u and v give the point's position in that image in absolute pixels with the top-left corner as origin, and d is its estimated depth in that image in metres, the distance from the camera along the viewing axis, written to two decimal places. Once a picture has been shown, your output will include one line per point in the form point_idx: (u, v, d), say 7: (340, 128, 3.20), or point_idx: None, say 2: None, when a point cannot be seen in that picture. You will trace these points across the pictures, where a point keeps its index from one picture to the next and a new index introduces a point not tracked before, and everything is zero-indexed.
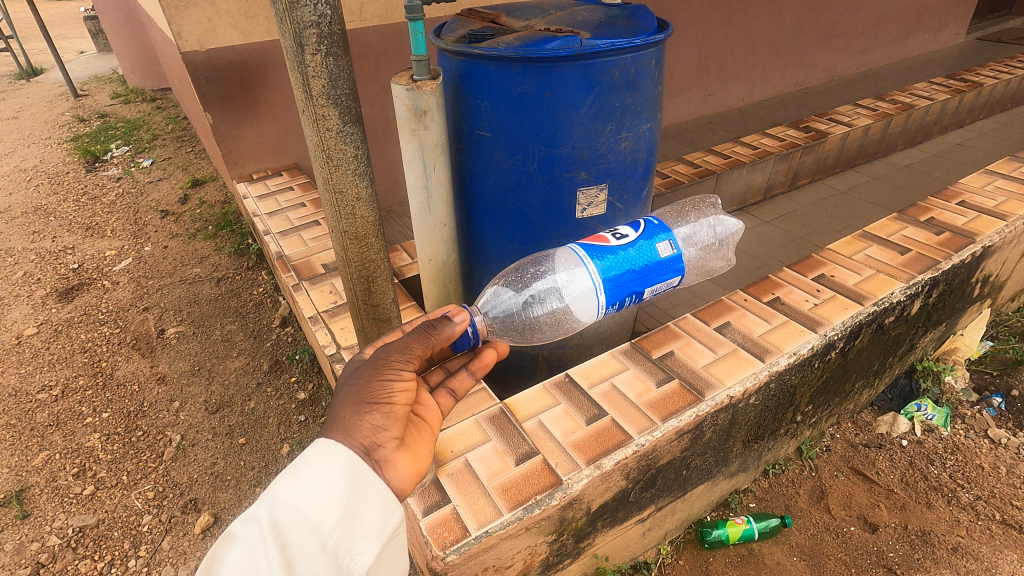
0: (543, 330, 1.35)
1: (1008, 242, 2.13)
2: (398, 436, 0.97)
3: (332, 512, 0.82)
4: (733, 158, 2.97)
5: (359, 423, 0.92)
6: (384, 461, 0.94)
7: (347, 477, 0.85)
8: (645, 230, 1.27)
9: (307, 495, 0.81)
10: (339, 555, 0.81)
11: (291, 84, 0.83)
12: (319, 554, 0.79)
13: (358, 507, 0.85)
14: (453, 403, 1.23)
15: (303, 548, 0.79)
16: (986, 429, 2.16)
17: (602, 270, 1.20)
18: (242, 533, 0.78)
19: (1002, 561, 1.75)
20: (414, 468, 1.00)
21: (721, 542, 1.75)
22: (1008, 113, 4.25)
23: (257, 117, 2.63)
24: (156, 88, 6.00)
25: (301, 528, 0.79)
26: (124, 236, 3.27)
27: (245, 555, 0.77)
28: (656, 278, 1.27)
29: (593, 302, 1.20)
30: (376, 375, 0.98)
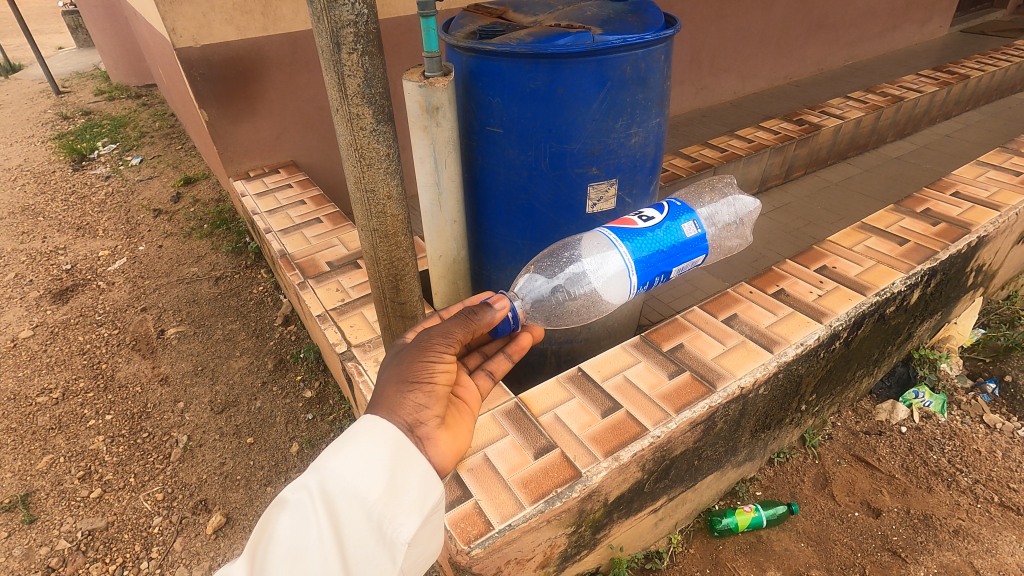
0: (576, 313, 1.35)
1: (1001, 231, 2.18)
2: (440, 415, 0.98)
3: (377, 482, 0.80)
4: (729, 152, 3.00)
5: (403, 400, 0.93)
6: (427, 437, 0.94)
7: (391, 449, 0.84)
8: (670, 211, 1.29)
9: (353, 464, 0.80)
10: (384, 526, 0.79)
11: (325, 83, 0.83)
12: (365, 524, 0.78)
13: (403, 479, 0.83)
14: (492, 384, 1.22)
15: (350, 516, 0.77)
16: (981, 415, 2.22)
17: (634, 252, 1.24)
18: (291, 500, 0.77)
19: (1002, 542, 1.80)
20: (452, 446, 1.00)
21: (730, 530, 1.78)
22: (993, 104, 4.33)
23: (254, 114, 2.60)
24: (141, 85, 5.89)
25: (347, 497, 0.77)
26: (117, 236, 3.23)
27: (294, 521, 0.76)
28: (683, 257, 1.31)
29: (626, 282, 1.24)
30: (419, 357, 0.98)
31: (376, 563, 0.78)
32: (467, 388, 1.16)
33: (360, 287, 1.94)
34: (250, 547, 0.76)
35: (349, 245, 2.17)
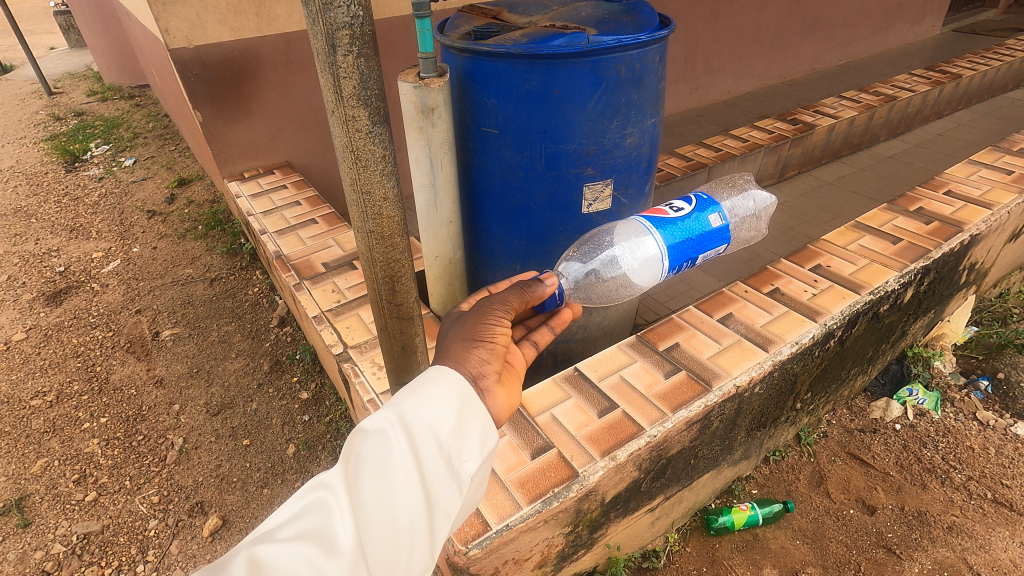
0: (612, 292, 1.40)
1: (993, 230, 2.19)
2: (499, 371, 0.96)
3: (452, 422, 0.80)
4: (724, 151, 3.01)
5: (467, 353, 0.92)
6: (487, 390, 0.92)
7: (462, 395, 0.83)
8: (699, 202, 1.31)
9: (431, 404, 0.80)
10: (454, 465, 0.79)
11: (320, 85, 0.82)
12: (440, 461, 0.78)
13: (472, 423, 0.83)
14: (537, 354, 1.17)
15: (428, 451, 0.77)
16: (974, 412, 2.23)
17: (668, 237, 1.26)
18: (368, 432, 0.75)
19: (995, 538, 1.82)
20: (508, 402, 0.97)
21: (726, 528, 1.79)
22: (985, 103, 4.36)
23: (249, 114, 2.59)
24: (134, 86, 5.86)
25: (425, 434, 0.77)
26: (111, 237, 3.21)
27: (372, 452, 0.74)
28: (711, 246, 1.32)
29: (657, 267, 1.25)
30: (480, 318, 0.99)
31: (445, 499, 0.79)
32: (516, 353, 1.10)
33: (356, 288, 1.94)
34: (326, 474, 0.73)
35: (344, 245, 2.17)
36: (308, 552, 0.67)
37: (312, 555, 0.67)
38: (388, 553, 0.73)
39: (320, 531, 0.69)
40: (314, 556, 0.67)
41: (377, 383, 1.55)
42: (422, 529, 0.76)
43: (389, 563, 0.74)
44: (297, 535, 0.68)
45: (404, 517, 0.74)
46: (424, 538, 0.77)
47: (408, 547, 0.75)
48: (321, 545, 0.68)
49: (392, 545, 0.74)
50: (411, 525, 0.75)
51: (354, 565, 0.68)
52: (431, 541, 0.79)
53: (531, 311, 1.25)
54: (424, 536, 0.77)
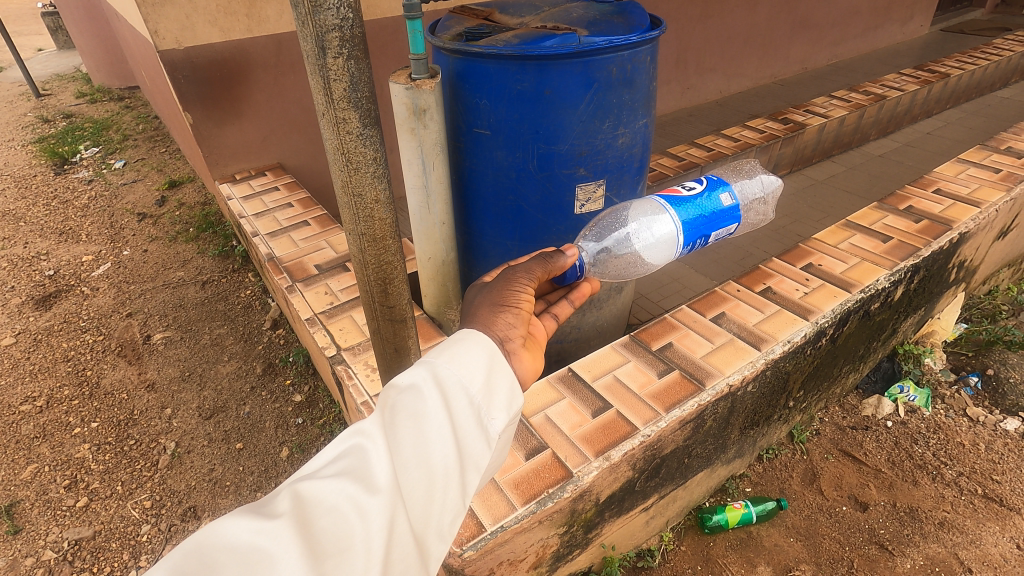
0: (626, 267, 1.41)
1: (982, 227, 2.21)
2: (524, 337, 0.99)
3: (485, 375, 0.80)
4: (716, 151, 3.02)
5: (495, 318, 0.96)
6: (513, 353, 0.94)
7: (493, 353, 0.84)
8: (710, 181, 1.31)
9: (464, 358, 0.81)
10: (486, 417, 0.79)
11: (311, 88, 0.81)
12: (473, 412, 0.78)
13: (503, 380, 0.84)
14: (558, 325, 1.20)
15: (460, 400, 0.77)
16: (964, 408, 2.26)
17: (681, 214, 1.27)
18: (402, 385, 0.75)
19: (985, 534, 1.83)
20: (533, 366, 0.99)
21: (720, 526, 1.80)
22: (973, 102, 4.41)
23: (239, 116, 2.57)
24: (124, 88, 5.82)
25: (458, 384, 0.78)
26: (101, 240, 3.18)
27: (408, 403, 0.74)
28: (723, 224, 1.32)
29: (672, 243, 1.27)
30: (506, 286, 1.03)
31: (478, 451, 0.79)
32: (539, 324, 1.12)
33: (349, 290, 1.93)
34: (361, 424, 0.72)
35: (337, 247, 2.16)
36: (347, 489, 0.65)
37: (353, 492, 0.65)
38: (422, 500, 0.72)
39: (359, 470, 0.68)
40: (354, 493, 0.65)
41: (371, 385, 1.55)
42: (455, 479, 0.76)
43: (423, 512, 0.73)
44: (337, 473, 0.67)
45: (438, 463, 0.74)
46: (457, 490, 0.76)
47: (442, 496, 0.74)
48: (361, 483, 0.66)
49: (427, 492, 0.73)
50: (446, 473, 0.75)
51: (393, 504, 0.67)
52: (464, 495, 0.78)
53: (551, 286, 1.28)
54: (457, 487, 0.76)
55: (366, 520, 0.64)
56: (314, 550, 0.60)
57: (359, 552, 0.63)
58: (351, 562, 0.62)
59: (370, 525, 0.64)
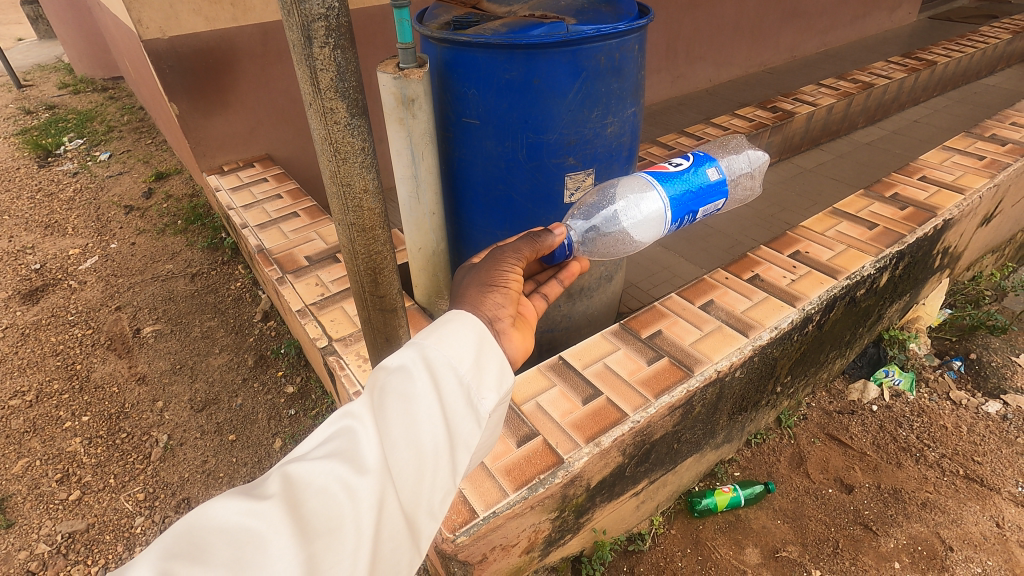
0: (613, 245, 1.42)
1: (966, 214, 2.24)
2: (514, 317, 1.01)
3: (473, 356, 0.81)
4: (705, 139, 3.04)
5: (484, 298, 0.96)
6: (503, 333, 0.96)
7: (482, 334, 0.85)
8: (696, 157, 1.32)
9: (452, 340, 0.81)
10: (475, 397, 0.80)
11: (298, 78, 0.81)
12: (462, 393, 0.79)
13: (492, 360, 0.84)
14: (547, 305, 1.22)
15: (448, 382, 0.78)
16: (947, 392, 2.31)
17: (669, 190, 1.28)
18: (391, 367, 0.76)
19: (966, 513, 1.88)
20: (523, 345, 1.01)
21: (709, 510, 1.83)
22: (960, 90, 4.44)
23: (226, 107, 2.55)
24: (107, 78, 5.73)
25: (447, 365, 0.79)
26: (87, 234, 3.15)
27: (397, 385, 0.75)
28: (710, 200, 1.33)
29: (660, 221, 1.28)
30: (494, 266, 1.04)
31: (467, 430, 0.80)
32: (529, 303, 1.14)
33: (340, 281, 1.93)
34: (350, 406, 0.73)
35: (327, 238, 2.15)
36: (335, 470, 0.66)
37: (342, 473, 0.66)
38: (412, 480, 0.74)
39: (348, 452, 0.69)
40: (344, 474, 0.66)
41: (363, 375, 1.56)
42: (444, 459, 0.77)
43: (413, 491, 0.74)
44: (327, 455, 0.68)
45: (427, 443, 0.75)
46: (446, 469, 0.78)
47: (431, 475, 0.76)
48: (350, 464, 0.67)
49: (416, 472, 0.74)
50: (435, 453, 0.76)
51: (381, 484, 0.68)
52: (453, 473, 0.79)
53: (540, 267, 1.29)
54: (446, 467, 0.78)
55: (355, 500, 0.65)
56: (304, 529, 0.61)
57: (349, 532, 0.64)
58: (340, 541, 0.63)
59: (359, 504, 0.66)
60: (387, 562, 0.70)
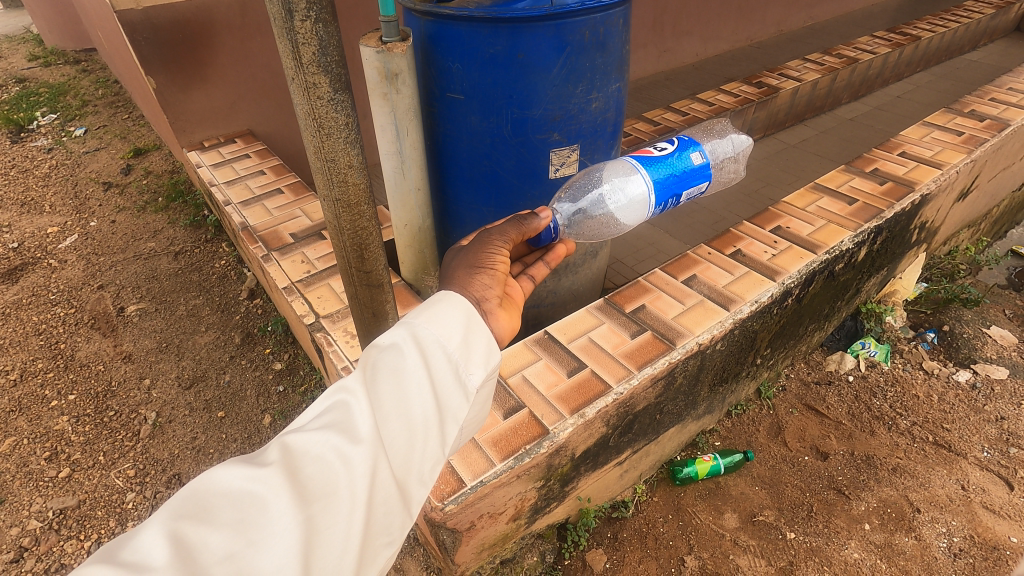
0: (601, 227, 1.45)
1: (943, 189, 2.29)
2: (501, 297, 1.02)
3: (462, 334, 0.83)
4: (690, 115, 3.04)
5: (471, 279, 0.98)
6: (490, 312, 0.97)
7: (471, 312, 0.87)
8: (681, 141, 1.34)
9: (441, 318, 0.83)
10: (464, 372, 0.82)
11: (279, 52, 0.80)
12: (451, 369, 0.81)
13: (480, 338, 0.86)
14: (534, 286, 1.23)
15: (438, 358, 0.80)
16: (920, 362, 2.39)
17: (653, 174, 1.29)
18: (383, 344, 0.78)
19: (934, 477, 1.97)
20: (510, 324, 1.03)
21: (690, 478, 1.89)
22: (942, 65, 4.46)
23: (204, 80, 2.49)
24: (79, 50, 5.56)
25: (436, 342, 0.80)
26: (65, 212, 3.09)
27: (389, 362, 0.77)
28: (694, 183, 1.35)
29: (642, 204, 1.29)
30: (482, 248, 1.05)
31: (455, 404, 0.82)
32: (516, 285, 1.16)
33: (326, 258, 1.93)
34: (344, 381, 0.75)
35: (312, 215, 2.14)
36: (331, 439, 0.68)
37: (336, 443, 0.68)
38: (403, 450, 0.76)
39: (341, 423, 0.71)
40: (338, 443, 0.68)
41: (351, 351, 1.58)
42: (434, 430, 0.79)
43: (404, 460, 0.76)
44: (322, 426, 0.70)
45: (417, 415, 0.77)
46: (436, 440, 0.80)
47: (421, 445, 0.78)
48: (344, 434, 0.70)
49: (407, 442, 0.76)
50: (425, 425, 0.78)
51: (375, 453, 0.70)
52: (442, 444, 0.81)
53: (528, 248, 1.31)
54: (436, 438, 0.80)
55: (350, 468, 0.68)
56: (302, 494, 0.64)
57: (344, 497, 0.66)
58: (337, 505, 0.66)
59: (353, 471, 0.68)
60: (380, 526, 0.72)
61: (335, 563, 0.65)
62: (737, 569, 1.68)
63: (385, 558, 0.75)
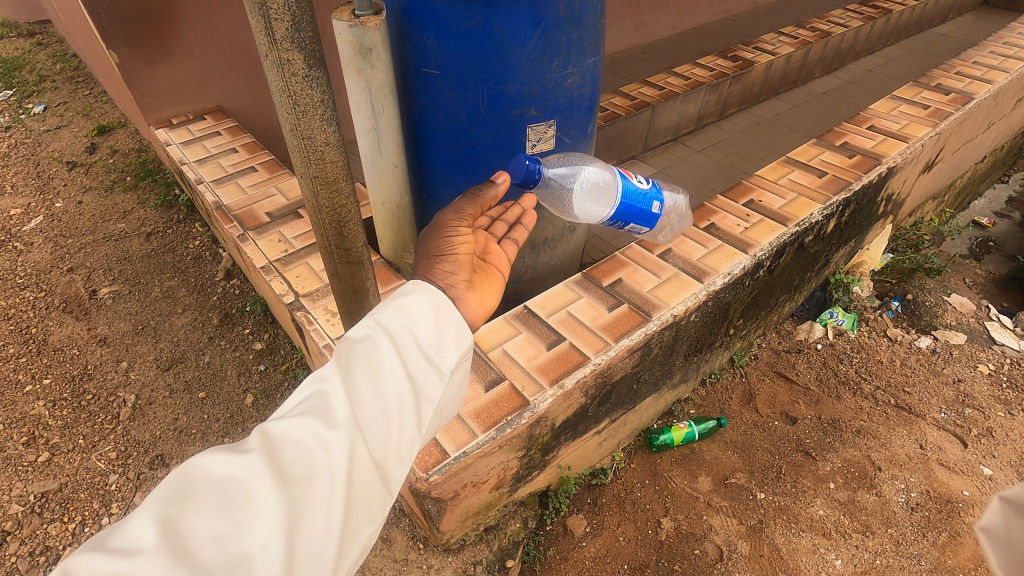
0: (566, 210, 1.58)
1: (909, 161, 2.36)
2: (468, 280, 1.05)
3: (432, 321, 0.87)
4: (666, 90, 3.05)
5: (433, 268, 1.01)
6: (456, 298, 1.01)
7: (439, 301, 0.90)
8: None
9: (411, 307, 0.86)
10: (435, 357, 0.86)
11: (251, 27, 0.79)
12: (423, 355, 0.84)
13: (450, 324, 0.90)
14: (518, 249, 1.23)
15: (409, 345, 0.83)
16: (885, 330, 2.49)
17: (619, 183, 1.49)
18: (357, 335, 0.81)
19: (894, 437, 2.08)
20: (480, 303, 1.06)
21: (667, 445, 1.96)
22: (912, 39, 4.53)
23: (171, 55, 2.41)
24: (33, 22, 5.30)
25: (407, 329, 0.84)
26: (28, 192, 2.98)
27: (362, 350, 0.80)
28: None
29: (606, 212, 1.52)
30: (440, 233, 1.07)
31: (430, 387, 0.85)
32: (493, 252, 1.17)
33: (303, 237, 1.91)
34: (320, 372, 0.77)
35: (288, 193, 2.12)
36: (311, 425, 0.71)
37: (315, 427, 0.71)
38: (380, 432, 0.79)
39: (320, 408, 0.73)
40: (318, 428, 0.71)
41: (332, 329, 1.58)
42: (409, 413, 0.82)
43: (383, 442, 0.79)
44: (301, 414, 0.72)
45: (393, 398, 0.80)
46: (412, 422, 0.83)
47: (398, 427, 0.81)
48: (323, 418, 0.72)
49: (384, 425, 0.79)
50: (401, 407, 0.81)
51: (353, 435, 0.73)
52: (419, 426, 0.84)
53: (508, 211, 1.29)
54: (412, 420, 0.83)
55: (328, 450, 0.70)
56: (284, 478, 0.66)
57: (325, 479, 0.69)
58: (318, 488, 0.68)
59: (333, 453, 0.70)
60: (361, 505, 0.75)
61: (320, 542, 0.67)
62: (710, 529, 1.77)
63: (368, 536, 0.77)
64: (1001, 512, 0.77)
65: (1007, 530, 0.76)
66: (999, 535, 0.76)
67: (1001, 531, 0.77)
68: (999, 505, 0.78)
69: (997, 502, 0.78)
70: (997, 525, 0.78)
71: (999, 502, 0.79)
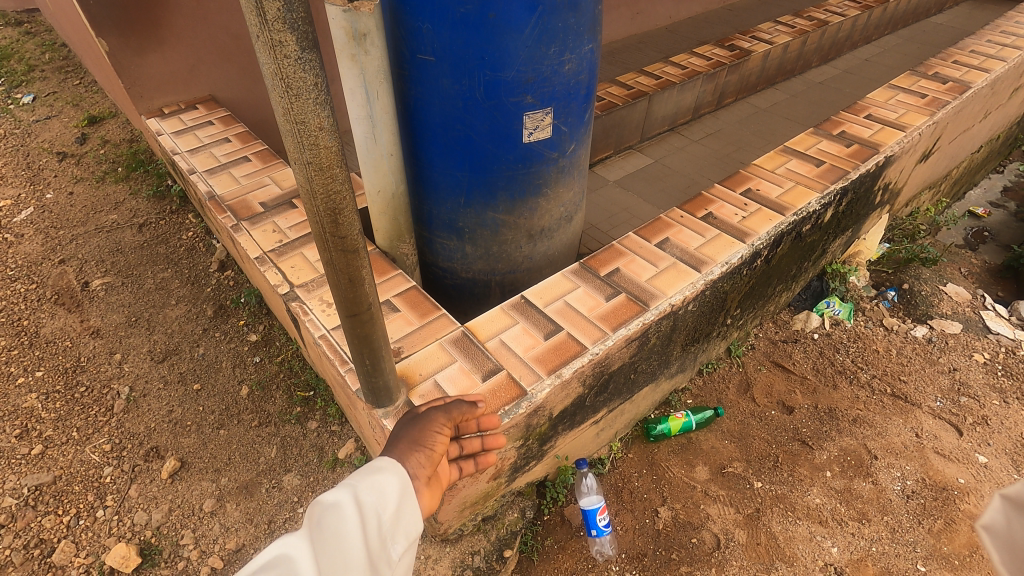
0: None
1: (906, 151, 2.35)
2: (429, 476, 1.01)
3: (397, 502, 0.89)
4: (663, 79, 3.03)
5: (408, 456, 0.99)
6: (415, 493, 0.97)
7: (406, 480, 0.93)
8: None
9: (382, 484, 0.89)
10: (391, 543, 0.87)
11: (242, 7, 0.77)
12: (383, 538, 0.85)
13: (412, 506, 0.92)
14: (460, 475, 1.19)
15: (374, 523, 0.84)
16: (881, 319, 2.50)
17: None
18: (328, 503, 0.82)
19: (890, 426, 2.09)
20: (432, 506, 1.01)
21: (664, 435, 1.96)
22: (909, 28, 4.52)
23: (161, 43, 2.37)
24: (20, 11, 5.20)
25: (374, 510, 0.85)
26: (18, 183, 2.94)
27: (332, 519, 0.80)
28: None
29: None
30: (426, 426, 1.06)
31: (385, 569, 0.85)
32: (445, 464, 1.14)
33: (298, 227, 1.89)
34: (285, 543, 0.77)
35: (282, 183, 2.09)
36: None
37: None
38: None
39: None
40: None
41: (328, 319, 1.57)
42: None
43: None
44: None
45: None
46: None
47: None
48: None
49: None
50: None
51: None
52: None
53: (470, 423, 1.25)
54: None
55: None
56: None
57: None
58: None
59: None
60: None
61: None
62: (707, 518, 1.77)
63: None
64: (1001, 511, 0.80)
65: (1008, 528, 0.79)
66: (1001, 534, 0.79)
67: (1004, 533, 0.79)
68: (999, 504, 0.80)
69: (997, 500, 0.81)
70: (999, 526, 0.80)
71: (999, 501, 0.81)
